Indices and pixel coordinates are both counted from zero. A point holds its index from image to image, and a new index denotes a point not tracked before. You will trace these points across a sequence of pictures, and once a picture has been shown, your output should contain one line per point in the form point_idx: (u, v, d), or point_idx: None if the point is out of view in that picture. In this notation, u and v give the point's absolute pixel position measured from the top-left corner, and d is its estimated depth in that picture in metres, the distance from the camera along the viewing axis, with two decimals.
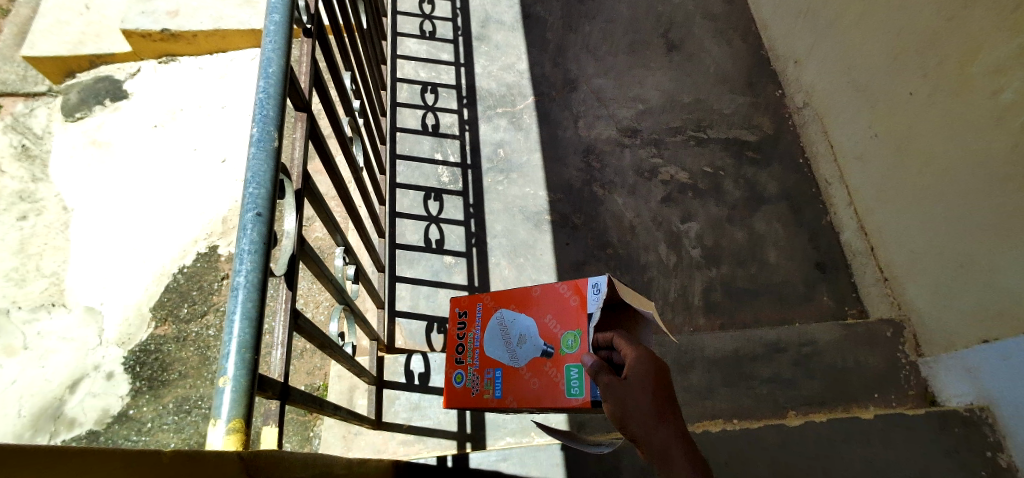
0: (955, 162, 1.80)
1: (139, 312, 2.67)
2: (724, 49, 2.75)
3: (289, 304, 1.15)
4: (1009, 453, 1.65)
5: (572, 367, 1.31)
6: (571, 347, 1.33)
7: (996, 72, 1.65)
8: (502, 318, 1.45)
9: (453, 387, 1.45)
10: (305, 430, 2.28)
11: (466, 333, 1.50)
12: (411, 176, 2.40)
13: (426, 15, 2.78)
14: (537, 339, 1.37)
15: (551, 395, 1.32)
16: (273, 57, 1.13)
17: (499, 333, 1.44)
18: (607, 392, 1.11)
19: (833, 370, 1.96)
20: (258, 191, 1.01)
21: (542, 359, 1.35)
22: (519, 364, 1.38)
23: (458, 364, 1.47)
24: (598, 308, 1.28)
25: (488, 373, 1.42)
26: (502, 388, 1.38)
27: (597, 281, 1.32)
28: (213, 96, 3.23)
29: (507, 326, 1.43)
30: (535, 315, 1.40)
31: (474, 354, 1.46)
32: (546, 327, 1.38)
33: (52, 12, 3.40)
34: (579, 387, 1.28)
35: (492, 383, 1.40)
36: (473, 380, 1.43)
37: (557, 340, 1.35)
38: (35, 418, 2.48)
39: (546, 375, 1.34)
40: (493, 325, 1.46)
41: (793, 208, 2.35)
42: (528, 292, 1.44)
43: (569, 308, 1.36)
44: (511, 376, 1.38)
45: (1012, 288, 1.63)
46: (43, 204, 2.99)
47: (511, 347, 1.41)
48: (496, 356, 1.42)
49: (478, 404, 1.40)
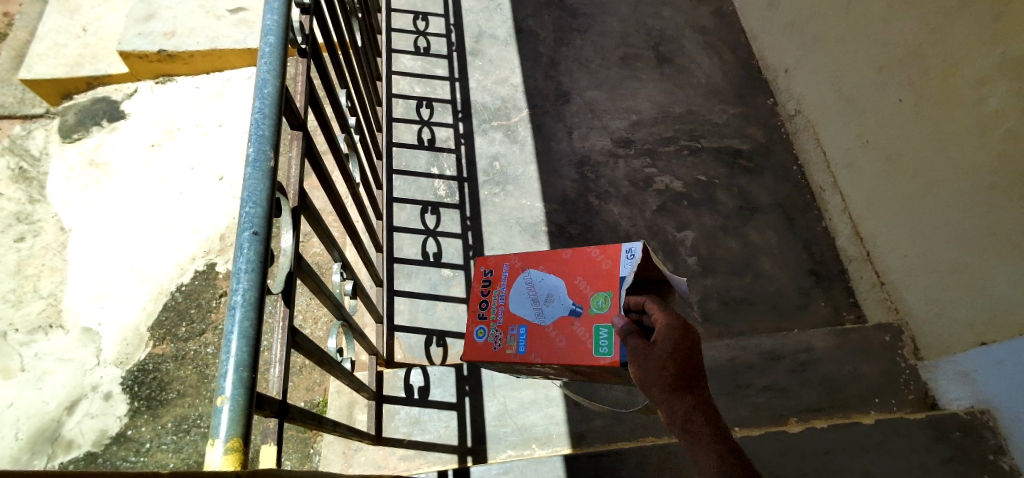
0: (944, 171, 1.82)
1: (137, 331, 2.66)
2: (715, 60, 2.79)
3: (287, 321, 1.16)
4: (1012, 456, 1.65)
5: (601, 327, 1.41)
6: (601, 307, 1.43)
7: (979, 81, 1.70)
8: (530, 277, 1.56)
9: (475, 342, 1.53)
10: (305, 447, 2.27)
11: (490, 290, 1.59)
12: (407, 190, 2.40)
13: (421, 32, 2.80)
14: (565, 298, 1.48)
15: (579, 351, 1.41)
16: (269, 78, 1.14)
17: (526, 292, 1.55)
18: (633, 351, 1.13)
19: (832, 377, 1.96)
20: (254, 210, 1.01)
21: (570, 318, 1.46)
22: (545, 322, 1.48)
23: (481, 319, 1.56)
24: (631, 270, 1.40)
25: (511, 330, 1.51)
26: (527, 343, 1.47)
27: (631, 248, 1.45)
28: (210, 114, 3.26)
29: (535, 286, 1.55)
30: (563, 278, 1.52)
31: (498, 311, 1.55)
32: (576, 288, 1.49)
33: (49, 36, 3.43)
34: (608, 346, 1.37)
35: (516, 339, 1.49)
36: (496, 335, 1.52)
37: (587, 300, 1.46)
38: (32, 441, 2.45)
39: (574, 333, 1.44)
40: (520, 284, 1.57)
41: (788, 217, 2.36)
42: (556, 255, 1.56)
43: (598, 270, 1.48)
44: (537, 332, 1.48)
45: (1006, 294, 1.65)
46: (40, 225, 2.99)
47: (538, 306, 1.51)
48: (521, 314, 1.52)
49: (499, 359, 1.48)
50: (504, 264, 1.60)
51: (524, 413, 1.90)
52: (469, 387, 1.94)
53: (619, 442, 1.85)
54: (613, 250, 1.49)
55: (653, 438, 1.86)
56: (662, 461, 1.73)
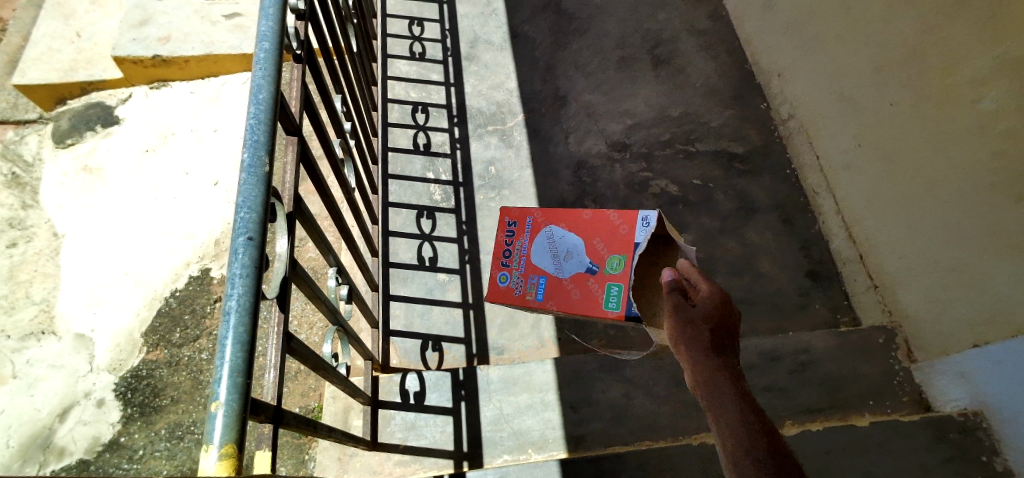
0: (940, 173, 1.84)
1: (130, 337, 2.65)
2: (710, 64, 2.80)
3: (282, 326, 1.15)
4: (1006, 457, 1.66)
5: (613, 286, 1.73)
6: (615, 268, 1.75)
7: (978, 81, 1.71)
8: (551, 233, 1.89)
9: (498, 286, 1.89)
10: (300, 453, 2.25)
11: (513, 240, 1.93)
12: (403, 195, 2.40)
13: (416, 37, 2.80)
14: (582, 256, 1.80)
15: (592, 301, 1.74)
16: (263, 83, 1.14)
17: (547, 246, 1.87)
18: (673, 308, 1.35)
19: (827, 379, 1.96)
20: (249, 215, 1.01)
21: (586, 275, 1.78)
22: (563, 275, 1.81)
23: (504, 267, 1.90)
24: (646, 238, 1.69)
25: (532, 278, 1.85)
26: (545, 292, 1.81)
27: (647, 216, 1.73)
28: (205, 119, 3.26)
29: (556, 241, 1.87)
30: (585, 237, 1.83)
31: (520, 261, 1.89)
32: (594, 248, 1.80)
33: (43, 41, 3.42)
34: (616, 302, 1.70)
35: (534, 287, 1.83)
36: (517, 281, 1.87)
37: (604, 260, 1.77)
38: (24, 448, 2.43)
39: (586, 288, 1.76)
40: (542, 238, 1.89)
41: (784, 219, 2.37)
42: (579, 214, 1.86)
43: (618, 234, 1.78)
44: (554, 282, 1.81)
45: (1001, 294, 1.66)
46: (33, 231, 2.98)
47: (557, 261, 1.84)
48: (540, 266, 1.85)
49: (519, 302, 1.84)
50: (527, 218, 1.93)
51: (520, 417, 1.90)
52: (465, 392, 1.93)
53: (615, 446, 1.85)
54: (633, 218, 1.76)
55: (652, 440, 1.86)
56: (660, 462, 1.74)
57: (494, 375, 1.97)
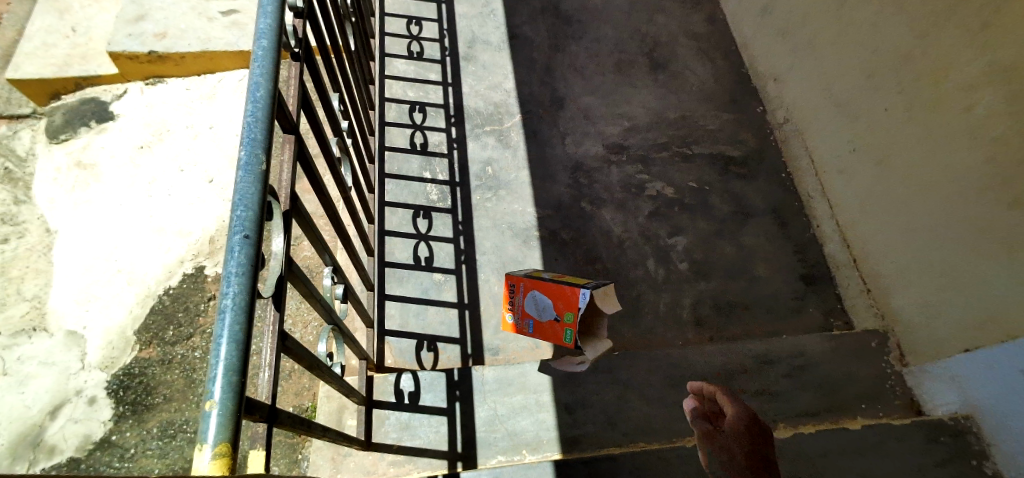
0: (934, 178, 1.85)
1: (123, 335, 2.63)
2: (707, 68, 2.82)
3: (277, 325, 1.14)
4: (995, 460, 1.69)
5: (569, 332, 1.91)
6: (569, 320, 1.90)
7: (969, 87, 1.73)
8: (534, 294, 1.99)
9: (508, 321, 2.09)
10: (294, 452, 2.24)
11: (513, 294, 2.05)
12: (399, 194, 2.39)
13: (415, 36, 2.78)
14: (551, 310, 1.94)
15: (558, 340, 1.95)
16: (261, 81, 1.13)
17: (532, 301, 2.00)
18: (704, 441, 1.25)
19: (821, 382, 1.96)
20: (246, 214, 1.00)
21: (553, 322, 1.94)
22: (541, 319, 1.98)
23: (510, 309, 2.07)
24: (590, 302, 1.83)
25: (525, 321, 2.03)
26: (535, 327, 2.01)
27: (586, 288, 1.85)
28: (200, 116, 3.24)
29: (535, 297, 1.99)
30: (551, 296, 1.93)
31: (518, 307, 2.04)
32: (556, 305, 1.92)
33: (38, 35, 3.39)
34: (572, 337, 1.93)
35: (526, 324, 2.03)
36: (516, 316, 2.06)
37: (561, 313, 1.92)
38: (13, 446, 2.41)
39: (553, 331, 1.95)
40: (528, 296, 2.01)
41: (779, 222, 2.38)
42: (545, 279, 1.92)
43: (568, 296, 1.89)
44: (537, 325, 2.00)
45: (995, 298, 1.68)
46: (25, 227, 2.95)
47: (538, 310, 1.99)
48: (529, 313, 2.02)
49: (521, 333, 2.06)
50: (520, 280, 2.01)
51: (515, 418, 1.89)
52: (460, 392, 1.93)
53: (609, 448, 1.85)
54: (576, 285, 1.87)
55: (645, 443, 1.87)
56: (655, 464, 1.74)
57: (488, 375, 1.97)
